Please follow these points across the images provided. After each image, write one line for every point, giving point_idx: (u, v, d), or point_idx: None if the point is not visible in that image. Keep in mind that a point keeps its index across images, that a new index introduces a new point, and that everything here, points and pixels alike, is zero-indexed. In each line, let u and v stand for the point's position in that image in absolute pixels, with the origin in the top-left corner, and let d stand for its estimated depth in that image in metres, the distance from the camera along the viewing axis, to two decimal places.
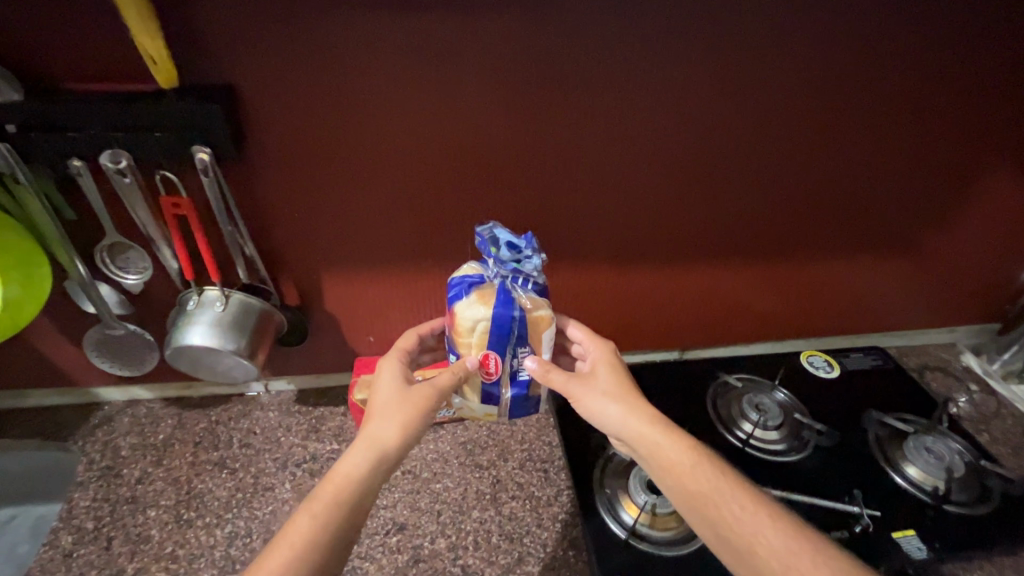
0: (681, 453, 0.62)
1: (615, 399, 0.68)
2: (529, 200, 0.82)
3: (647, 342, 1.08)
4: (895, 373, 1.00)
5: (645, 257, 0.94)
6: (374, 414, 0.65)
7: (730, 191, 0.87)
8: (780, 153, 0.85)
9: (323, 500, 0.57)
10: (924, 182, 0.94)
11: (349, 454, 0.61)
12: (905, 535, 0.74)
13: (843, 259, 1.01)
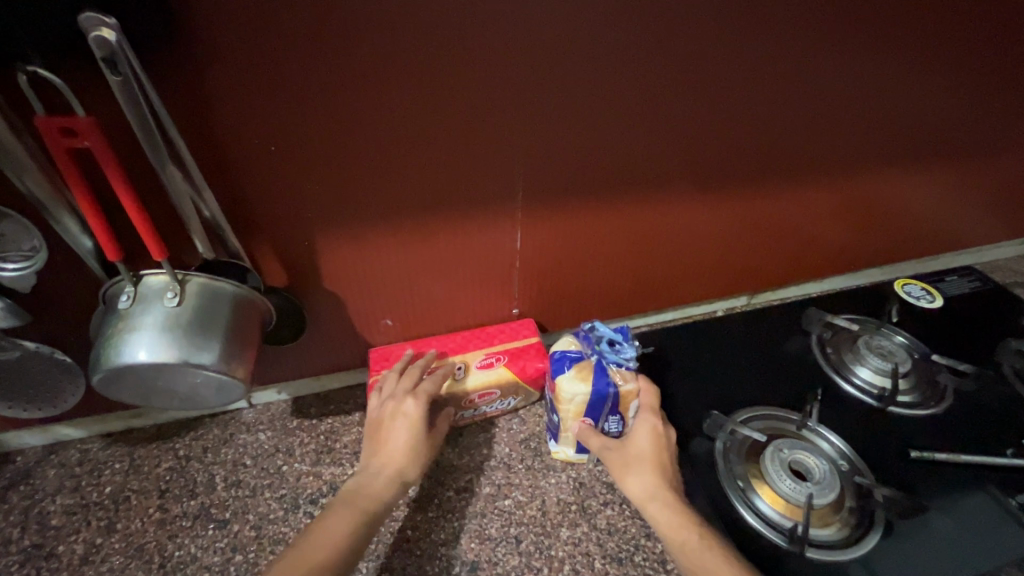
0: (689, 545, 0.50)
1: (639, 473, 0.56)
2: (606, 109, 0.57)
3: (722, 290, 0.87)
4: (1002, 295, 0.87)
5: (741, 185, 0.71)
6: (406, 444, 0.58)
7: (864, 85, 0.65)
8: (940, 26, 0.62)
9: (352, 517, 0.51)
10: None
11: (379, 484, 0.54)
12: None
13: (962, 171, 0.83)
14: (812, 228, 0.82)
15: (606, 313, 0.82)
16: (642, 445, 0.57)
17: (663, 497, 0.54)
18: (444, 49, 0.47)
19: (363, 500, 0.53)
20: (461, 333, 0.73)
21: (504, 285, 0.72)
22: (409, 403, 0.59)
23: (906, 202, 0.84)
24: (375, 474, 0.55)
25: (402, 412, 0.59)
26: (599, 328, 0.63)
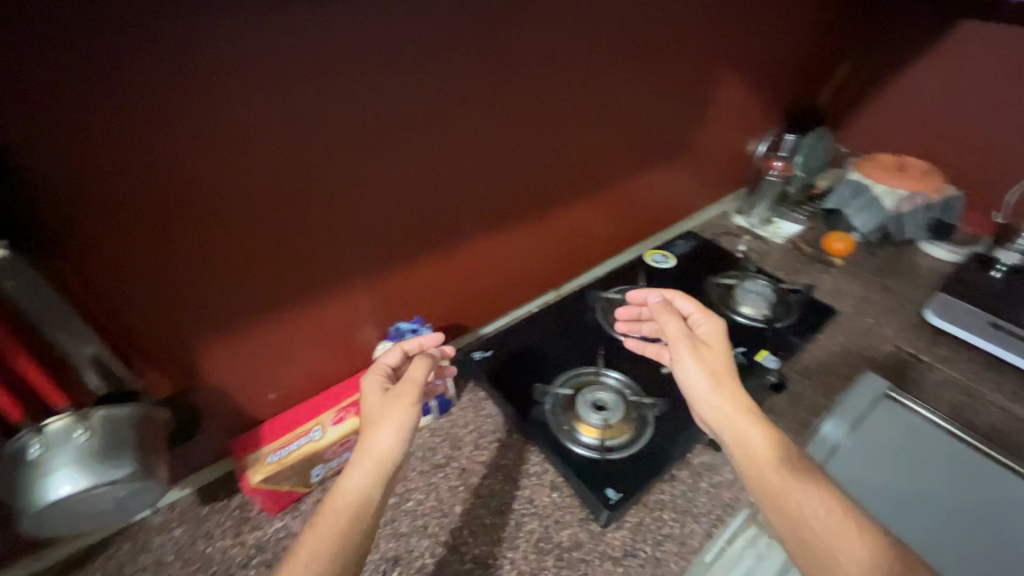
0: (762, 455, 0.64)
1: (719, 390, 0.70)
2: (409, 183, 0.77)
3: (535, 291, 1.14)
4: (705, 245, 1.28)
5: (519, 216, 0.98)
6: (376, 407, 0.67)
7: (571, 138, 0.96)
8: (600, 92, 0.95)
9: (354, 495, 0.61)
10: (693, 93, 1.16)
11: (354, 477, 0.62)
12: (762, 356, 1.00)
13: (657, 169, 1.21)
14: (581, 232, 1.13)
15: (456, 332, 1.04)
16: (721, 361, 0.73)
17: (751, 413, 0.68)
18: (274, 168, 0.64)
19: (345, 502, 0.60)
20: (312, 399, 0.87)
21: (363, 337, 0.89)
22: (369, 375, 0.72)
23: (637, 195, 1.20)
24: (356, 464, 0.63)
25: (370, 385, 0.71)
26: (401, 325, 0.87)
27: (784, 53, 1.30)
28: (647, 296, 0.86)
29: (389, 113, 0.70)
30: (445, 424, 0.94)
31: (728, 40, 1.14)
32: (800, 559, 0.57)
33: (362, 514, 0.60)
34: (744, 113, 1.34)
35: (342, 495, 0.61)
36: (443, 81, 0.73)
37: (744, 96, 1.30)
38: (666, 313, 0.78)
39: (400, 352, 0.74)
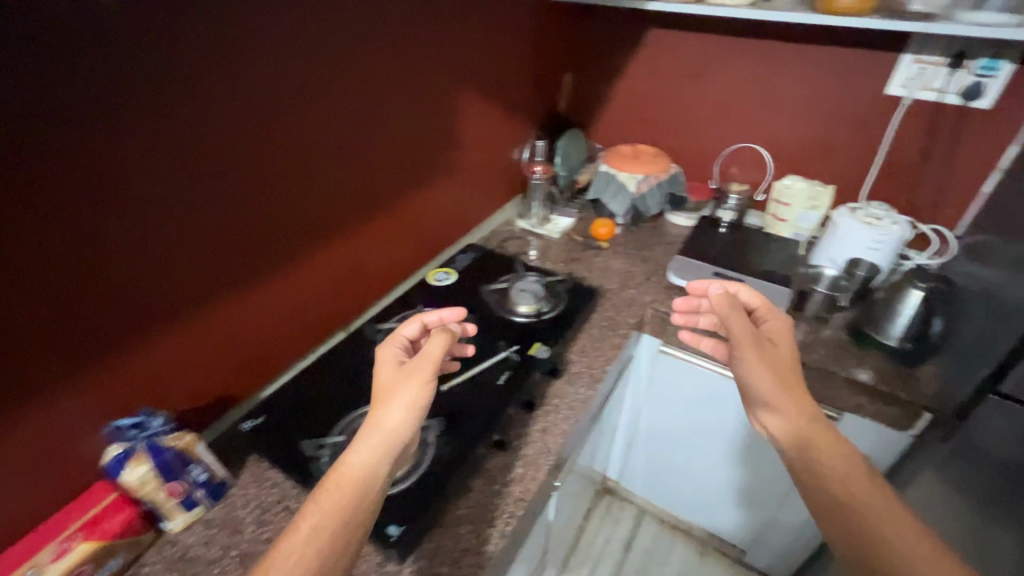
0: (829, 456, 0.79)
1: (784, 390, 0.83)
2: (147, 232, 0.75)
3: (317, 335, 1.13)
4: (481, 258, 1.39)
5: (266, 267, 0.95)
6: (387, 386, 0.77)
7: (303, 181, 0.96)
8: (322, 132, 0.96)
9: (359, 483, 0.69)
10: (436, 117, 1.22)
11: (357, 457, 0.71)
12: (537, 348, 1.08)
13: (420, 192, 1.26)
14: (350, 268, 1.14)
15: (229, 399, 0.98)
16: (787, 350, 0.89)
17: (812, 418, 0.82)
18: None
19: (347, 480, 0.69)
20: (30, 535, 0.73)
21: (89, 444, 0.77)
22: (390, 347, 0.86)
23: (419, 216, 1.28)
24: (370, 446, 0.72)
25: (390, 355, 0.84)
26: (122, 423, 0.75)
27: (517, 71, 1.44)
28: (708, 286, 0.97)
29: (32, 196, 0.62)
30: (224, 510, 0.85)
31: (455, 66, 1.22)
32: (841, 544, 0.74)
33: (367, 484, 0.70)
34: (496, 128, 1.45)
35: (347, 473, 0.70)
36: (103, 151, 0.67)
37: (490, 112, 1.41)
38: (728, 302, 0.90)
39: (420, 323, 0.87)
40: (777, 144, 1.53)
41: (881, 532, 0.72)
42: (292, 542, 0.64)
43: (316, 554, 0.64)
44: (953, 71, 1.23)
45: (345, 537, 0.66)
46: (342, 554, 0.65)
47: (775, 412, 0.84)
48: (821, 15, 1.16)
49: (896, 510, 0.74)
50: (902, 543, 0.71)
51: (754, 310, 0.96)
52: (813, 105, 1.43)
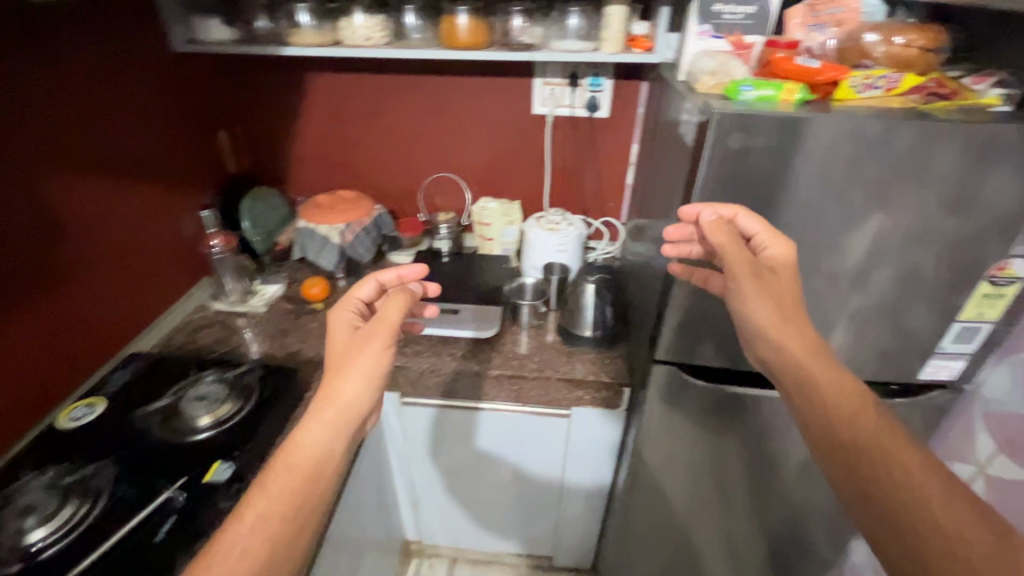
0: (837, 394, 0.73)
1: (784, 318, 0.80)
2: None
3: None
4: (147, 371, 1.14)
5: None
6: (347, 350, 0.78)
7: None
8: None
9: (339, 427, 0.73)
10: (26, 210, 0.92)
11: (314, 434, 0.72)
12: (217, 470, 0.89)
13: (24, 310, 0.94)
14: None
15: None
16: (783, 282, 0.83)
17: (813, 351, 0.78)
18: None
19: (301, 463, 0.70)
20: None
21: None
22: (344, 317, 0.85)
23: (73, 336, 1.05)
24: (324, 429, 0.72)
25: (346, 319, 0.85)
26: None
27: (153, 135, 1.21)
28: (699, 210, 0.85)
29: None
30: None
31: (43, 142, 0.94)
32: (836, 467, 0.70)
33: (325, 465, 0.71)
34: (142, 204, 1.19)
35: (301, 451, 0.71)
36: None
37: (127, 187, 1.14)
38: (724, 232, 0.82)
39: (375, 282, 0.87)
40: (467, 170, 1.60)
41: (884, 459, 0.66)
42: (238, 528, 0.65)
43: (270, 536, 0.65)
44: (574, 89, 1.42)
45: (300, 518, 0.67)
46: (294, 538, 0.66)
47: (778, 341, 0.79)
48: (448, 51, 1.20)
49: (905, 443, 0.67)
50: (904, 477, 0.64)
51: (750, 241, 0.86)
52: (482, 130, 1.52)
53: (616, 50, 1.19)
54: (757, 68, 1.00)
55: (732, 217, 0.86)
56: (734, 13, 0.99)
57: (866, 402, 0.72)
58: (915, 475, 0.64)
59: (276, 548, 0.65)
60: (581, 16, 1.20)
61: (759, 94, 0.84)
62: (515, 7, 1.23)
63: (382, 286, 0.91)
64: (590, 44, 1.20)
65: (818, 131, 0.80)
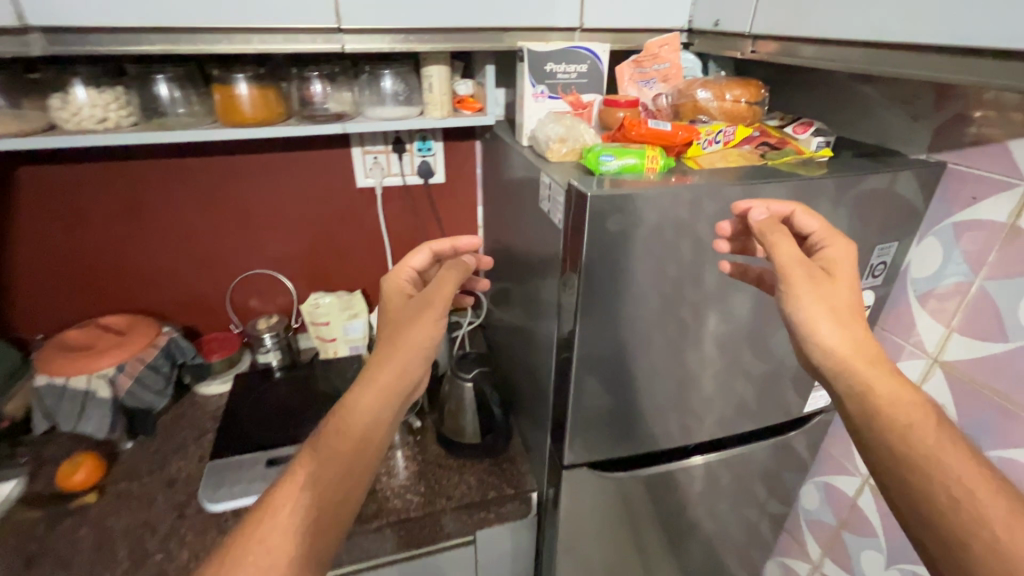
0: (904, 414, 0.60)
1: (839, 327, 0.64)
2: None
3: None
4: None
5: None
6: (402, 320, 0.78)
7: None
8: None
9: (386, 405, 0.72)
10: None
11: (365, 403, 0.71)
12: None
13: None
14: None
15: None
16: (845, 287, 0.66)
17: (876, 361, 0.63)
18: None
19: (349, 430, 0.69)
20: None
21: None
22: (403, 285, 0.87)
23: None
24: (374, 395, 0.72)
25: (403, 289, 0.87)
26: None
27: None
28: (752, 206, 0.73)
29: None
30: None
31: None
32: (887, 481, 0.61)
33: (369, 437, 0.69)
34: None
35: (351, 418, 0.70)
36: None
37: None
38: (773, 229, 0.69)
39: (430, 253, 0.91)
40: (287, 262, 1.30)
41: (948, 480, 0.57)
42: (280, 512, 0.62)
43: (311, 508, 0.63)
44: (402, 155, 1.24)
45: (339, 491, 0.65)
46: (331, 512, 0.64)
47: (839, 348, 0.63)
48: (226, 128, 0.93)
49: (977, 474, 0.58)
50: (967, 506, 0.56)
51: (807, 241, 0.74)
52: (299, 212, 1.25)
53: (444, 114, 1.03)
54: (601, 129, 0.94)
55: (788, 215, 0.74)
56: (568, 73, 0.91)
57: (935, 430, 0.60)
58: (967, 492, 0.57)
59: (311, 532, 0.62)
60: (397, 77, 1.00)
61: (622, 164, 0.76)
62: (311, 71, 0.97)
63: (436, 257, 0.93)
64: (413, 109, 1.03)
65: (683, 201, 0.74)
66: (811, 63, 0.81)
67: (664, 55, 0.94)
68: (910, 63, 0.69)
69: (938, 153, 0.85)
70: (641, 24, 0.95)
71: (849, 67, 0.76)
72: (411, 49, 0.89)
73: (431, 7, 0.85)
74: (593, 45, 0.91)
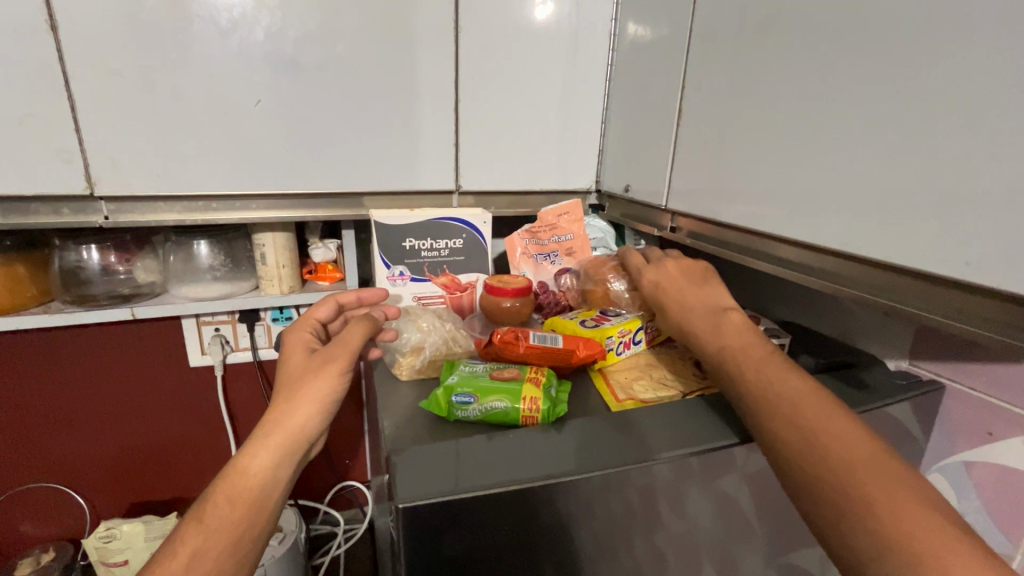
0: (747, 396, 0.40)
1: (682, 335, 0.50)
2: None
3: None
4: None
5: None
6: (301, 368, 0.48)
7: None
8: None
9: (281, 458, 0.43)
10: None
11: (265, 452, 0.43)
12: None
13: None
14: None
15: None
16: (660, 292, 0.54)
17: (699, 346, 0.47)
18: None
19: (244, 492, 0.41)
20: None
21: None
22: (302, 329, 0.54)
23: None
24: (265, 449, 0.43)
25: (299, 333, 0.53)
26: None
27: None
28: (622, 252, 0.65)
29: None
30: None
31: None
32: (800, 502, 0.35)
33: (276, 501, 0.42)
34: None
35: (246, 478, 0.42)
36: None
37: None
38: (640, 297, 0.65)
39: (335, 303, 0.58)
40: (80, 472, 0.93)
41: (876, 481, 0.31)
42: None
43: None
44: (253, 326, 0.96)
45: (251, 555, 0.40)
46: None
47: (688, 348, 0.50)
48: None
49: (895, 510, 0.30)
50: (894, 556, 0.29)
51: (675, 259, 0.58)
52: (101, 405, 0.92)
53: (286, 290, 0.78)
54: (482, 319, 0.70)
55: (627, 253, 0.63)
56: (436, 249, 0.70)
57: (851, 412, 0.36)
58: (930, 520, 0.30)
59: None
60: (214, 246, 0.74)
61: (485, 410, 0.49)
62: (82, 241, 0.70)
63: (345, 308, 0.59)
64: (241, 285, 0.77)
65: (571, 503, 0.42)
66: (740, 253, 0.60)
67: (565, 226, 0.75)
68: (864, 281, 0.47)
69: (925, 364, 0.63)
70: (535, 187, 0.76)
71: (787, 269, 0.54)
72: (215, 219, 0.65)
73: (237, 169, 0.62)
74: (468, 215, 0.70)
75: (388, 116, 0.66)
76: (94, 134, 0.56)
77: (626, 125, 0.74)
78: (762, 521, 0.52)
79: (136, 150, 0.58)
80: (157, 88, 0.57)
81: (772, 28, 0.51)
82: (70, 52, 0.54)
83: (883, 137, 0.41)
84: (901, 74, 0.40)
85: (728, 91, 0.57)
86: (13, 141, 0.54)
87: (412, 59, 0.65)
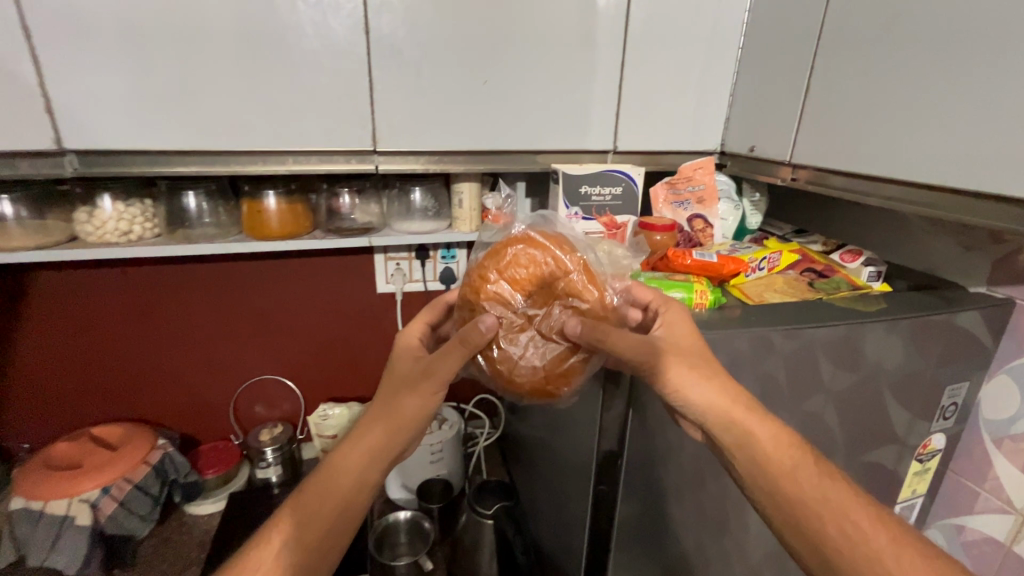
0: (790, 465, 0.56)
1: (711, 388, 0.59)
2: None
3: None
4: None
5: None
6: (401, 385, 0.61)
7: None
8: None
9: (369, 461, 0.60)
10: None
11: (357, 455, 0.60)
12: None
13: None
14: None
15: None
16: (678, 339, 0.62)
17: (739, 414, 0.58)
18: None
19: (336, 487, 0.58)
20: None
21: None
22: (422, 328, 0.70)
23: None
24: (356, 454, 0.60)
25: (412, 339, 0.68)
26: None
27: None
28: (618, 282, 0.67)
29: None
30: None
31: None
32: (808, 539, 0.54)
33: (361, 493, 0.59)
34: None
35: (340, 475, 0.59)
36: None
37: None
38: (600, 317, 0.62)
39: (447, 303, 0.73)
40: (297, 367, 1.23)
41: (827, 514, 0.54)
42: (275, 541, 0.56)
43: (304, 550, 0.56)
44: (425, 262, 1.21)
45: (341, 529, 0.58)
46: (333, 546, 0.57)
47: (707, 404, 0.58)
48: (252, 242, 0.91)
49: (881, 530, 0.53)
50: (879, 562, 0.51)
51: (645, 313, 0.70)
52: (313, 314, 1.20)
53: (473, 228, 1.02)
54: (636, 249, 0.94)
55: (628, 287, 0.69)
56: (601, 194, 0.93)
57: (802, 450, 0.57)
58: (854, 522, 0.53)
59: (311, 554, 0.56)
60: (427, 192, 0.99)
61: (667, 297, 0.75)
62: (341, 186, 0.97)
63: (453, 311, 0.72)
64: (440, 223, 1.01)
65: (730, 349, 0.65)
66: (843, 192, 0.77)
67: (699, 177, 0.96)
68: (937, 205, 0.66)
69: (1001, 288, 0.79)
70: (672, 148, 0.96)
71: (886, 202, 0.72)
72: (444, 169, 0.88)
73: (465, 132, 0.85)
74: (626, 168, 0.94)
75: (571, 91, 0.87)
76: (380, 106, 0.80)
77: (753, 97, 0.91)
78: (853, 393, 0.72)
79: (403, 118, 0.82)
80: (420, 73, 0.80)
81: (893, 21, 0.67)
82: (372, 48, 0.77)
83: (977, 104, 0.59)
84: (997, 60, 0.57)
85: (851, 69, 0.74)
86: (332, 112, 0.79)
87: (591, 47, 0.85)
